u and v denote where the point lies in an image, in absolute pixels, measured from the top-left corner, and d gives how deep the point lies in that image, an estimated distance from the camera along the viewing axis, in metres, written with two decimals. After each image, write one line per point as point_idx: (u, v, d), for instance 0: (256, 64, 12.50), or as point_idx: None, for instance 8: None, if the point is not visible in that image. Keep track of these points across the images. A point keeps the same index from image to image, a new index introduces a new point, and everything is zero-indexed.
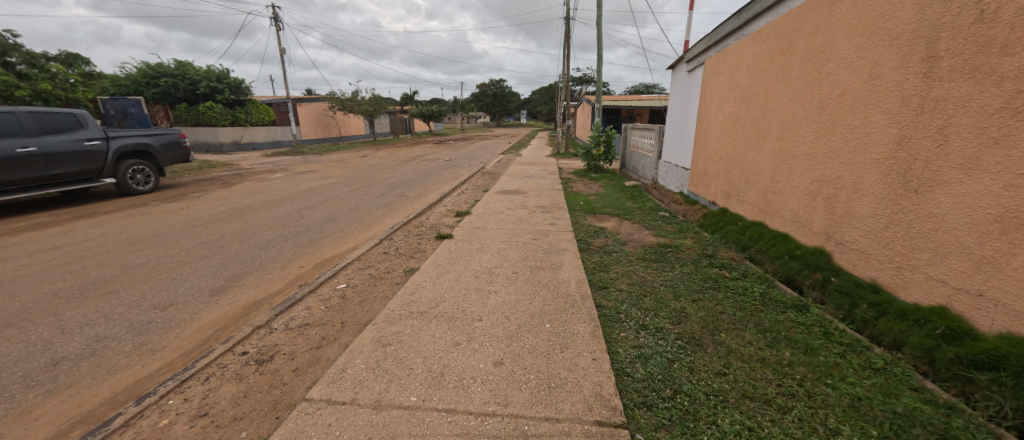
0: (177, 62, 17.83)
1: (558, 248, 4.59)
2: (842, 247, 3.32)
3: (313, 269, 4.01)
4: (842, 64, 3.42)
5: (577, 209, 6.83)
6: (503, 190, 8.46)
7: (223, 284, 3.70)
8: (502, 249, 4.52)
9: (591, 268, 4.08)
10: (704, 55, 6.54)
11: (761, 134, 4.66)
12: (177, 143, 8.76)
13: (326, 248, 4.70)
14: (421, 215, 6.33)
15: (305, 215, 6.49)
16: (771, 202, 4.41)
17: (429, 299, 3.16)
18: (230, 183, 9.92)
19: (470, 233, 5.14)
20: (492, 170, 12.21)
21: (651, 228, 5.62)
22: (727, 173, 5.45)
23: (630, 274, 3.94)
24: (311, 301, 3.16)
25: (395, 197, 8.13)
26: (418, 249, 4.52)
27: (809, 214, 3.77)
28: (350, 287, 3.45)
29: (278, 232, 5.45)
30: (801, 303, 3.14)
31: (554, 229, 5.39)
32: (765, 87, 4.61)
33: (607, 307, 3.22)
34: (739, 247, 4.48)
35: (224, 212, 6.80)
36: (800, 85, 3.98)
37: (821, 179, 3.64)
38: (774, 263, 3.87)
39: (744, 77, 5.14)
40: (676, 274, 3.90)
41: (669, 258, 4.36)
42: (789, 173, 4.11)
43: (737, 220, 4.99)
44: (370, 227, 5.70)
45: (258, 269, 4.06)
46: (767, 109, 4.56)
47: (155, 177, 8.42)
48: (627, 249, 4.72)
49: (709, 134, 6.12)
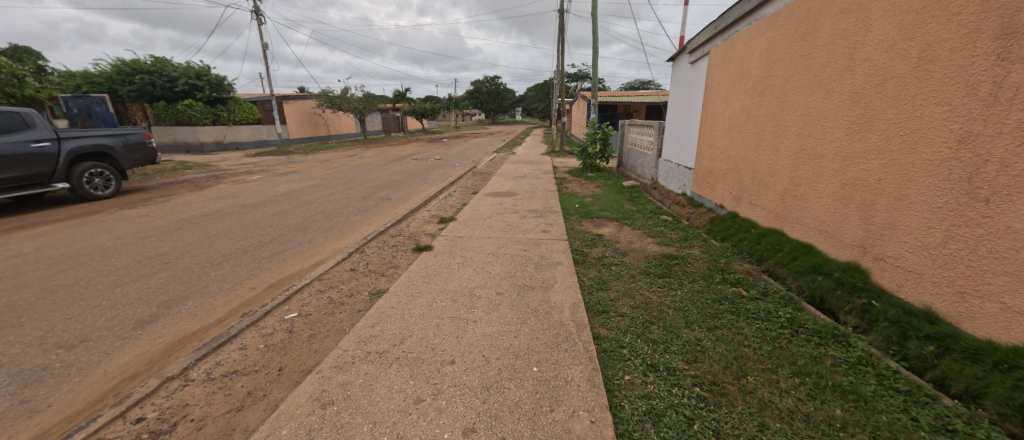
0: (154, 59, 17.06)
1: (551, 262, 4.05)
2: (884, 263, 2.82)
3: (265, 291, 3.44)
4: (881, 48, 2.91)
5: (572, 212, 6.30)
6: (492, 192, 7.91)
7: (153, 312, 3.14)
8: (486, 263, 3.97)
9: (588, 286, 3.54)
10: (709, 45, 6.01)
11: (778, 131, 4.15)
12: (141, 144, 8.14)
13: (286, 264, 4.13)
14: (401, 222, 5.77)
15: (274, 222, 5.91)
16: (790, 208, 3.91)
17: (393, 334, 2.61)
18: (202, 186, 9.29)
19: (453, 243, 4.59)
20: (483, 170, 11.62)
21: (653, 235, 5.09)
22: (738, 174, 4.93)
23: (632, 294, 3.41)
24: (248, 338, 2.60)
25: (377, 201, 7.55)
26: (391, 265, 3.96)
27: (838, 223, 3.27)
28: (302, 316, 2.89)
29: (238, 244, 4.88)
30: (839, 333, 2.63)
31: (546, 238, 4.85)
32: (783, 77, 4.09)
33: (606, 340, 2.68)
34: (755, 258, 3.96)
35: (186, 219, 6.21)
36: (825, 75, 3.47)
37: (853, 183, 3.14)
38: (798, 279, 3.36)
39: (757, 67, 4.60)
40: (685, 294, 3.37)
41: (675, 272, 3.84)
42: (812, 175, 3.61)
43: (750, 226, 4.48)
44: (342, 236, 5.14)
45: (200, 293, 3.49)
46: (785, 103, 4.05)
47: (117, 180, 7.80)
48: (629, 262, 4.19)
49: (716, 131, 5.60)
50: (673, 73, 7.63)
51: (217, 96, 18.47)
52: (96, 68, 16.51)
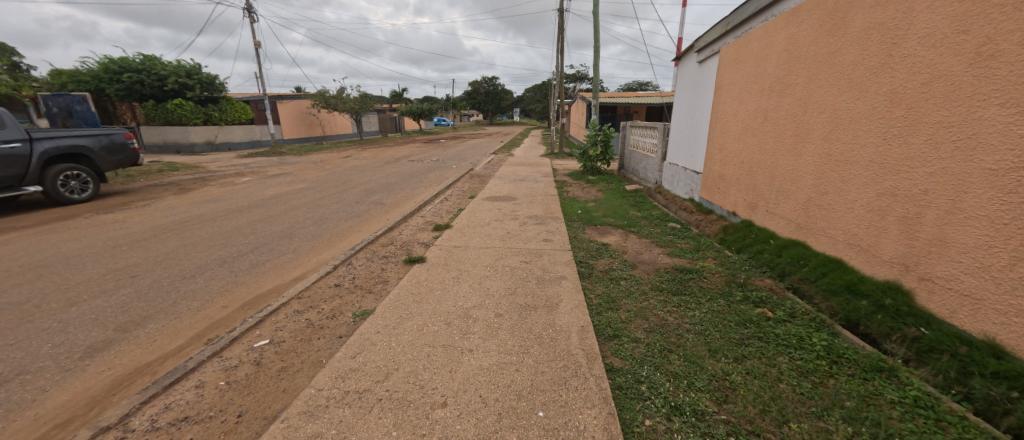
0: (143, 56, 16.63)
1: (554, 276, 3.72)
2: (933, 285, 2.50)
3: (236, 312, 3.07)
4: (928, 43, 2.59)
5: (575, 219, 5.97)
6: (490, 196, 7.57)
7: (107, 337, 2.77)
8: (484, 278, 3.63)
9: (596, 305, 3.21)
10: (720, 43, 5.71)
11: (800, 134, 3.83)
12: (123, 145, 7.77)
13: (265, 279, 3.77)
14: (393, 229, 5.42)
15: (257, 229, 5.55)
16: (815, 218, 3.58)
17: (377, 367, 2.26)
18: (187, 189, 8.89)
19: (448, 255, 4.24)
20: (481, 172, 11.27)
21: (663, 245, 4.76)
22: (754, 180, 4.62)
23: (645, 315, 3.08)
24: (210, 371, 2.26)
25: (370, 205, 7.20)
26: (380, 279, 3.62)
27: (874, 237, 2.94)
28: (274, 344, 2.54)
29: (215, 253, 4.51)
30: (886, 366, 2.30)
31: (548, 248, 4.51)
32: (806, 76, 3.78)
33: (621, 373, 2.35)
34: (776, 273, 3.64)
35: (164, 225, 5.83)
36: (857, 73, 3.16)
37: (892, 193, 2.81)
38: (828, 299, 3.04)
39: (775, 65, 4.29)
40: (703, 315, 3.04)
41: (691, 288, 3.51)
42: (841, 183, 3.29)
43: (768, 237, 4.16)
44: (329, 246, 4.79)
45: (165, 312, 3.13)
46: (807, 104, 3.73)
47: (94, 183, 7.43)
48: (639, 276, 3.86)
49: (728, 133, 5.28)
50: (679, 73, 7.31)
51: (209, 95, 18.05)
52: (82, 65, 16.05)
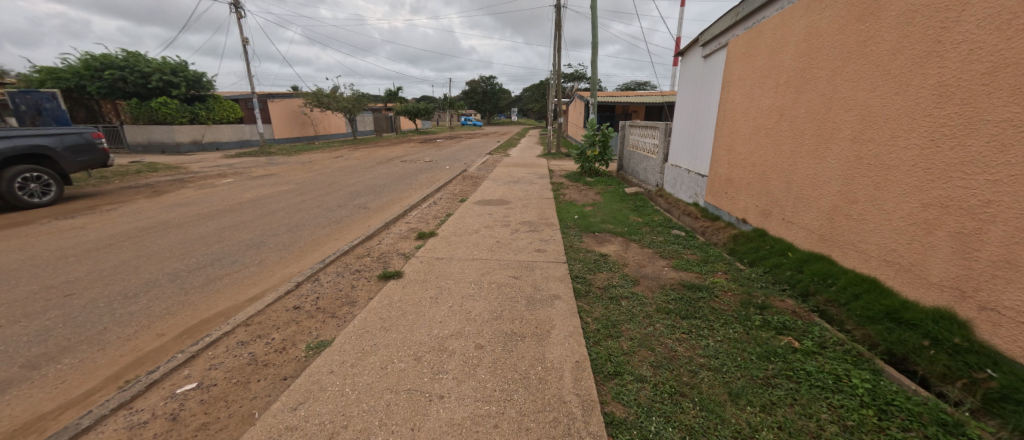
0: (126, 53, 16.09)
1: (547, 296, 3.27)
2: (999, 316, 2.08)
3: (170, 342, 2.63)
4: (991, 26, 2.18)
5: (571, 225, 5.54)
6: (482, 200, 7.12)
7: (9, 376, 2.33)
8: (467, 298, 3.18)
9: (594, 333, 2.75)
10: (727, 36, 5.28)
11: (823, 134, 3.39)
12: (90, 145, 7.30)
13: (216, 298, 3.31)
14: (373, 237, 4.96)
15: (225, 237, 5.09)
16: (842, 230, 3.15)
17: (320, 425, 1.82)
18: (162, 191, 8.40)
19: (428, 269, 3.79)
20: (475, 173, 10.81)
21: (668, 256, 4.32)
22: (768, 184, 4.18)
23: (651, 345, 2.63)
24: (112, 431, 1.82)
25: (353, 209, 6.74)
26: (347, 299, 3.17)
27: (918, 255, 2.52)
28: (201, 389, 2.09)
29: (169, 267, 4.05)
30: (951, 420, 1.87)
31: (541, 261, 4.06)
32: (830, 68, 3.34)
33: (624, 428, 1.91)
34: (798, 292, 3.20)
35: (124, 233, 5.36)
36: (895, 64, 2.74)
37: (941, 203, 2.40)
38: (864, 326, 2.60)
39: (792, 58, 3.86)
40: (719, 345, 2.60)
41: (702, 310, 3.07)
42: (873, 190, 2.86)
43: (785, 248, 3.73)
44: (299, 257, 4.33)
45: (90, 342, 2.69)
46: (833, 99, 3.29)
47: (58, 185, 6.97)
48: (642, 293, 3.42)
49: (737, 133, 4.85)
50: (682, 69, 6.88)
51: (195, 93, 17.51)
52: (62, 62, 15.50)
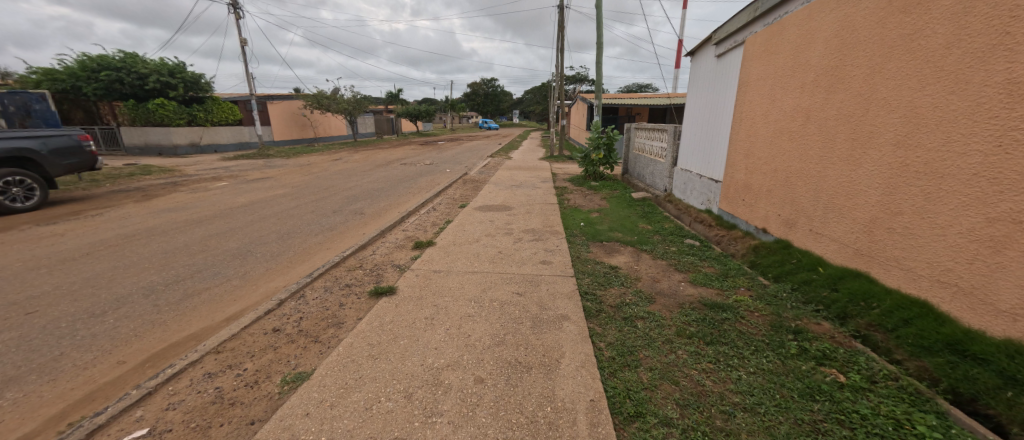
0: (124, 54, 15.89)
1: (555, 316, 2.96)
2: None
3: (130, 372, 2.33)
4: None
5: (578, 234, 5.22)
6: (483, 205, 6.82)
7: None
8: (466, 319, 2.87)
9: (610, 363, 2.43)
10: (745, 33, 4.97)
11: (858, 137, 3.06)
12: (77, 148, 7.03)
13: (190, 317, 3.01)
14: (367, 247, 4.66)
15: (211, 245, 4.81)
16: (881, 245, 2.82)
17: None
18: (152, 195, 8.13)
19: (424, 283, 3.49)
20: (476, 177, 10.50)
21: (683, 269, 4.00)
22: (792, 192, 3.86)
23: (674, 378, 2.31)
24: None
25: (348, 216, 6.44)
26: (334, 319, 2.87)
27: (985, 277, 2.19)
28: (153, 437, 1.79)
29: (145, 279, 3.76)
30: None
31: (547, 274, 3.75)
32: (868, 65, 3.01)
33: None
34: (834, 314, 2.87)
35: (105, 240, 5.08)
36: (950, 59, 2.42)
37: (1013, 218, 2.08)
38: (918, 357, 2.28)
39: (821, 55, 3.54)
40: (752, 378, 2.28)
41: (728, 335, 2.73)
42: (922, 201, 2.53)
43: (815, 263, 3.40)
44: (287, 269, 4.03)
45: (39, 371, 2.39)
46: (871, 99, 2.96)
47: (42, 190, 6.70)
48: (659, 313, 3.09)
49: (757, 137, 4.53)
50: (693, 70, 6.57)
51: (193, 95, 17.32)
52: (58, 63, 15.30)
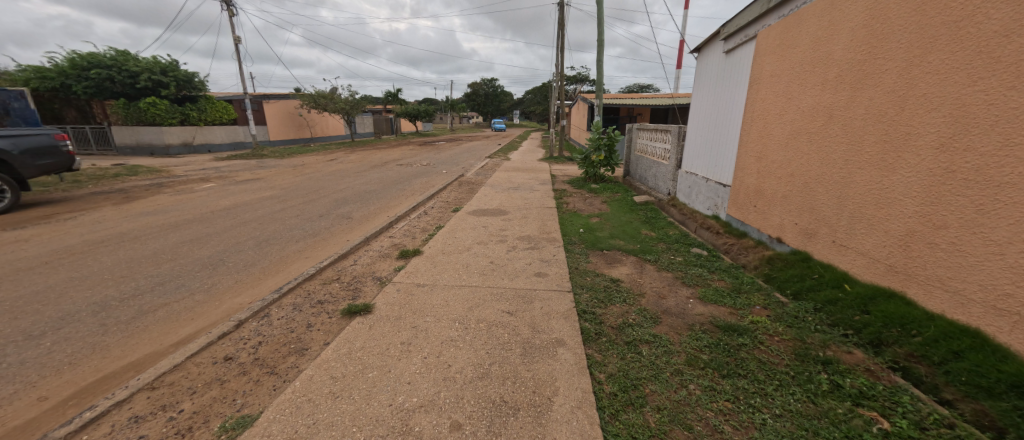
0: (115, 52, 15.57)
1: (549, 341, 2.60)
2: None
3: (49, 413, 1.98)
4: None
5: (577, 241, 4.87)
6: (477, 209, 6.47)
7: None
8: (447, 345, 2.52)
9: (612, 403, 2.07)
10: (757, 26, 4.61)
11: (890, 139, 2.71)
12: (52, 148, 6.71)
13: (136, 340, 2.67)
14: (349, 256, 4.31)
15: (181, 253, 4.48)
16: (921, 262, 2.47)
17: None
18: (134, 197, 7.82)
19: (405, 300, 3.15)
20: (472, 179, 10.16)
21: (692, 283, 3.64)
22: (811, 200, 3.51)
23: (688, 421, 1.96)
24: None
25: (335, 220, 6.11)
26: (296, 345, 2.52)
27: None
28: None
29: (101, 293, 3.42)
30: None
31: (541, 289, 3.40)
32: (904, 58, 2.65)
33: None
34: (866, 341, 2.52)
35: (70, 247, 4.75)
36: (1009, 49, 2.08)
37: None
38: (975, 400, 1.93)
39: (846, 47, 3.19)
40: (778, 424, 1.93)
41: (747, 366, 2.38)
42: (973, 214, 2.20)
43: (840, 279, 3.04)
44: (258, 281, 3.69)
45: None
46: (908, 96, 2.61)
47: (14, 192, 6.36)
48: (667, 336, 2.74)
49: (770, 138, 4.18)
50: (699, 66, 6.21)
51: (187, 94, 17.00)
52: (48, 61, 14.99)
